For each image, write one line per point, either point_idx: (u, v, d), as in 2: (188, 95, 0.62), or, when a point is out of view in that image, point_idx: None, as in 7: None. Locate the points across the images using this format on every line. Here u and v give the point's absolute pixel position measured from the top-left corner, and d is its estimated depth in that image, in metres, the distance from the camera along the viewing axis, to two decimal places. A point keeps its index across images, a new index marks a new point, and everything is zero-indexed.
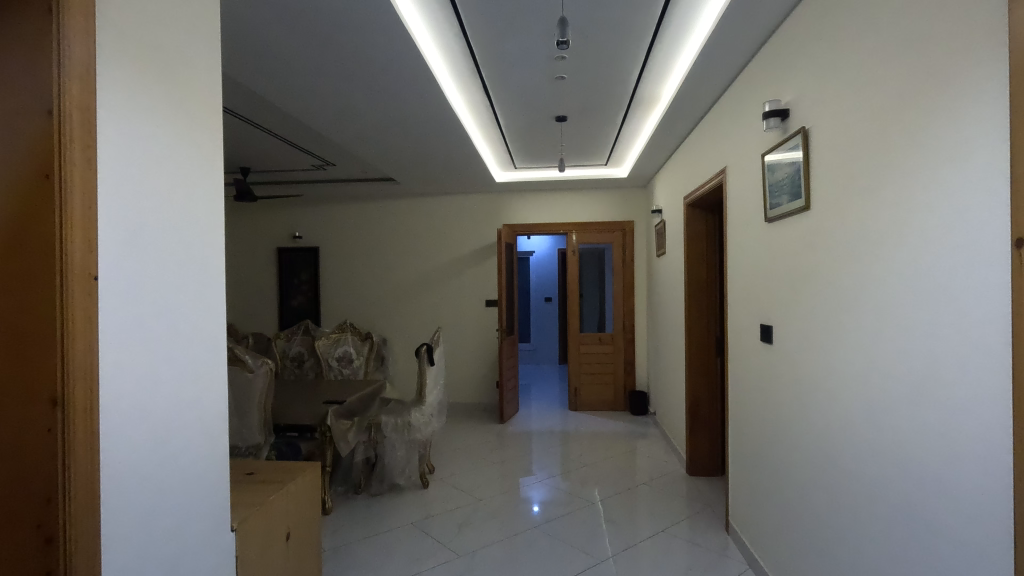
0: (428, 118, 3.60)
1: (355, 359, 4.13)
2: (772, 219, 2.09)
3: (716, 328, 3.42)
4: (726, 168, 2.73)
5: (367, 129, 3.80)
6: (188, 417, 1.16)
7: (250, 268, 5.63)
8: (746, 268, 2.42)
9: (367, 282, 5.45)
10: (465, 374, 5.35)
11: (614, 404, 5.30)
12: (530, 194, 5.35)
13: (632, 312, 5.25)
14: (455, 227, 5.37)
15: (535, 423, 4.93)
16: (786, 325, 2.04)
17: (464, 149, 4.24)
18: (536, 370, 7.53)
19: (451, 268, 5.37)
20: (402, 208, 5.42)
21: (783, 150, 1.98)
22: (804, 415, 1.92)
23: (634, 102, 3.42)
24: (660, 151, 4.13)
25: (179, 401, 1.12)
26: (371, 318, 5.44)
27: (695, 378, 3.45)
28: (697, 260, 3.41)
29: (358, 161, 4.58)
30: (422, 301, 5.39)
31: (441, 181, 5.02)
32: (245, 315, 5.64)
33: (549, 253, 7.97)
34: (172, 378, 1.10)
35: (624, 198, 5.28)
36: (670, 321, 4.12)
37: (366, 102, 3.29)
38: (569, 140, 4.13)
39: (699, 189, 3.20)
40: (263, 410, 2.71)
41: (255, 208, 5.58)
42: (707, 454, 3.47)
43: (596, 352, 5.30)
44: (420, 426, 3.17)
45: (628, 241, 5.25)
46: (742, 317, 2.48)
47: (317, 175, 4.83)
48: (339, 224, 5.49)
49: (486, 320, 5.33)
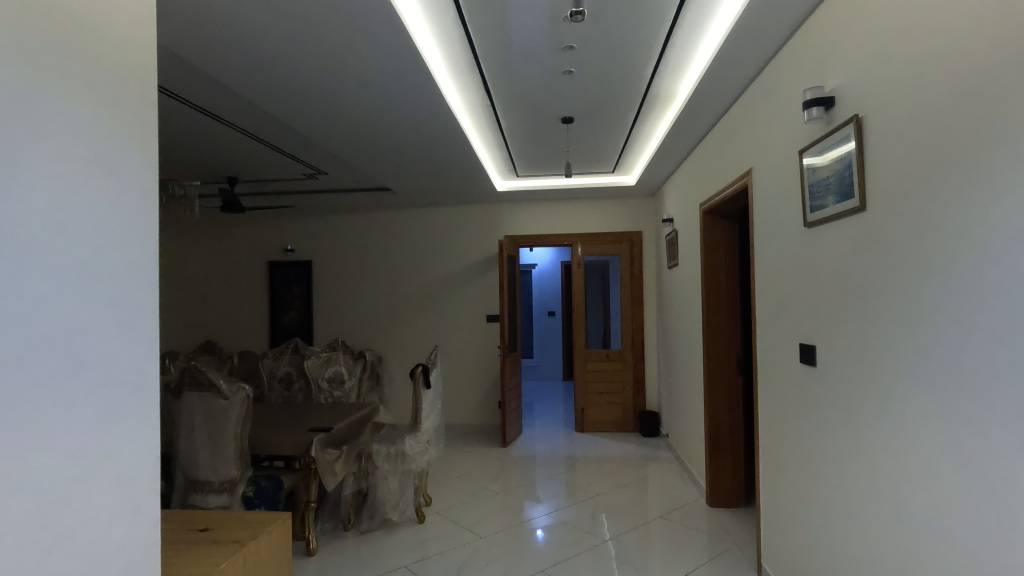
0: (425, 123, 3.36)
1: (347, 379, 3.86)
2: (816, 223, 1.83)
3: (737, 345, 3.15)
4: (752, 169, 2.46)
5: (361, 134, 3.58)
6: (98, 486, 0.88)
7: (239, 284, 5.37)
8: (779, 279, 2.16)
9: (363, 298, 5.20)
10: (465, 393, 5.07)
11: (623, 426, 5.01)
12: (533, 204, 5.11)
13: (641, 328, 4.99)
14: (454, 239, 5.13)
15: (539, 446, 4.64)
16: (832, 347, 1.77)
17: (464, 155, 4.00)
18: (540, 388, 7.25)
19: (451, 282, 5.12)
20: (399, 219, 5.18)
21: (828, 143, 1.72)
22: (857, 451, 1.65)
23: (647, 102, 3.16)
24: (672, 157, 3.88)
25: (80, 468, 0.85)
26: (367, 334, 5.17)
27: (715, 400, 3.17)
28: (716, 272, 3.16)
29: (352, 169, 4.34)
30: (420, 316, 5.13)
31: (441, 190, 4.78)
32: (233, 333, 5.36)
33: (551, 266, 7.74)
34: (68, 439, 0.82)
35: (631, 208, 5.04)
36: (685, 336, 3.85)
37: (358, 105, 3.05)
38: (575, 143, 3.87)
39: (718, 195, 2.97)
40: (239, 439, 2.43)
41: (245, 221, 5.33)
42: (729, 483, 3.18)
43: (604, 369, 5.02)
44: (415, 456, 2.92)
45: (636, 252, 4.99)
46: (775, 333, 2.21)
47: (309, 185, 4.59)
48: (334, 236, 5.24)
49: (487, 337, 5.06)
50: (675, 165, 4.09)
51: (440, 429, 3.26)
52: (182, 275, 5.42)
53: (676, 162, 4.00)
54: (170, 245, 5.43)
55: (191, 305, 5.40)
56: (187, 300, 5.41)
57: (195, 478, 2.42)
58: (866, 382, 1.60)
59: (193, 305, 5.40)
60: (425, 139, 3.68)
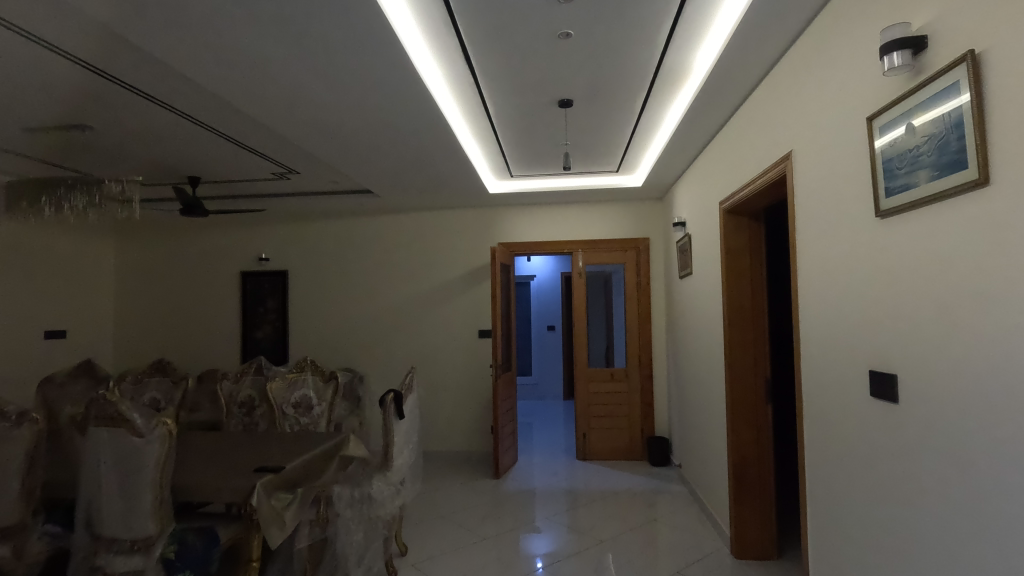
0: (404, 112, 2.91)
1: (315, 405, 3.39)
2: (894, 211, 1.36)
3: (765, 367, 2.69)
4: (788, 153, 1.99)
5: (332, 126, 3.14)
6: None
7: (209, 297, 4.92)
8: (832, 286, 1.70)
9: (344, 311, 4.75)
10: (455, 417, 4.58)
11: (629, 453, 4.52)
12: (529, 209, 4.67)
13: (649, 344, 4.52)
14: (443, 246, 4.69)
15: (536, 478, 4.14)
16: (923, 379, 1.30)
17: (451, 152, 3.56)
18: (539, 408, 6.78)
19: (439, 294, 4.66)
20: (383, 225, 4.75)
21: (917, 100, 1.25)
22: (979, 537, 1.15)
23: (656, 87, 2.71)
24: (685, 151, 3.43)
25: None
26: (347, 352, 4.72)
27: (740, 432, 2.68)
28: (740, 280, 2.71)
29: (327, 168, 3.92)
30: (405, 331, 4.67)
31: (427, 192, 4.35)
32: (201, 351, 4.90)
33: (550, 277, 7.30)
34: None
35: (637, 211, 4.60)
36: (703, 354, 3.38)
37: (323, 90, 2.61)
38: (575, 137, 3.44)
39: (742, 190, 2.52)
40: (159, 487, 1.96)
41: (216, 228, 4.91)
42: (760, 531, 2.68)
43: (608, 390, 4.54)
44: (384, 501, 2.46)
45: (642, 261, 4.54)
46: (828, 356, 1.74)
47: (280, 186, 4.16)
48: (312, 244, 4.81)
49: (479, 354, 4.59)
50: (689, 161, 3.65)
51: (417, 466, 2.81)
52: (148, 288, 4.99)
53: (689, 157, 3.56)
54: (135, 255, 5.01)
55: (157, 321, 4.96)
56: (153, 315, 4.98)
57: (101, 536, 1.95)
58: (985, 433, 1.13)
59: (160, 320, 4.97)
60: (405, 132, 3.24)
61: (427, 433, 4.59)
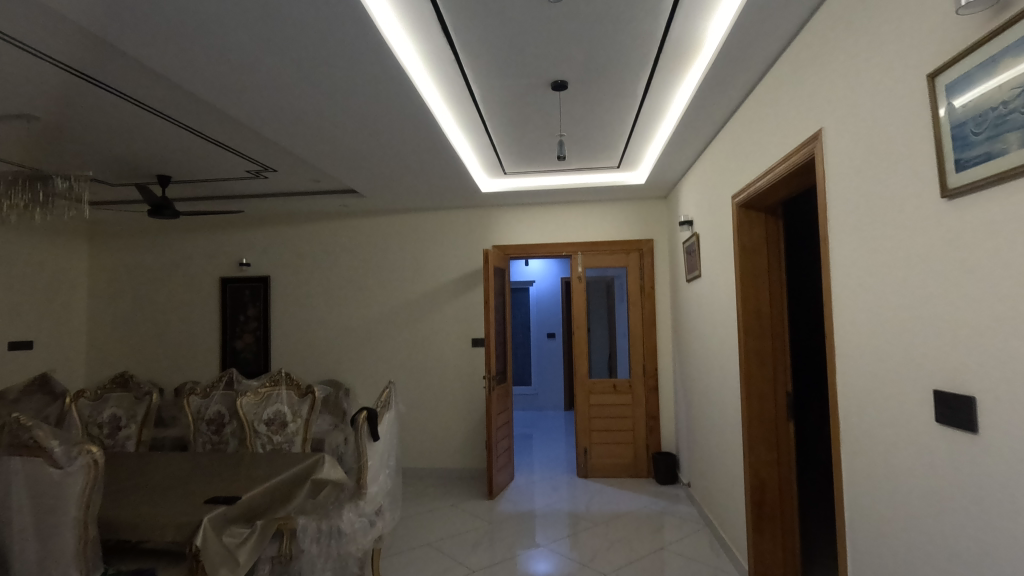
0: (380, 95, 2.63)
1: (289, 422, 3.09)
2: (968, 189, 1.08)
3: (784, 381, 2.42)
4: (816, 132, 1.71)
5: (305, 114, 2.87)
6: None
7: (186, 304, 4.64)
8: (878, 284, 1.41)
9: (329, 319, 4.48)
10: (446, 432, 4.28)
11: (634, 470, 4.21)
12: (525, 209, 4.40)
13: (654, 353, 4.22)
14: (434, 249, 4.41)
15: (533, 498, 3.83)
16: (1012, 401, 1.01)
17: (437, 144, 3.29)
18: (538, 420, 6.47)
19: (429, 300, 4.38)
20: (371, 227, 4.48)
21: (1006, 41, 0.97)
22: None
23: (661, 66, 2.45)
24: (693, 141, 3.15)
25: None
26: (332, 362, 4.44)
27: (759, 454, 2.38)
28: (756, 281, 2.43)
29: (306, 165, 3.65)
30: (393, 340, 4.39)
31: (416, 191, 4.08)
32: (178, 362, 4.62)
33: (550, 283, 7.02)
34: None
35: (640, 211, 4.32)
36: (714, 364, 3.08)
37: (286, 69, 2.33)
38: (572, 127, 3.15)
39: (759, 180, 2.24)
40: (83, 525, 1.67)
41: (194, 231, 4.65)
42: (781, 566, 2.38)
43: (610, 402, 4.25)
44: (355, 534, 2.20)
45: (645, 263, 4.25)
46: (873, 367, 1.44)
47: (257, 185, 3.90)
48: (295, 248, 4.54)
49: (472, 364, 4.30)
50: (696, 153, 3.36)
51: (397, 492, 2.56)
52: (122, 295, 4.73)
53: (698, 148, 3.28)
54: (110, 260, 4.75)
55: (131, 330, 4.70)
56: (128, 323, 4.71)
57: None
58: None
59: (135, 330, 4.70)
60: (386, 121, 2.97)
61: (417, 449, 4.30)
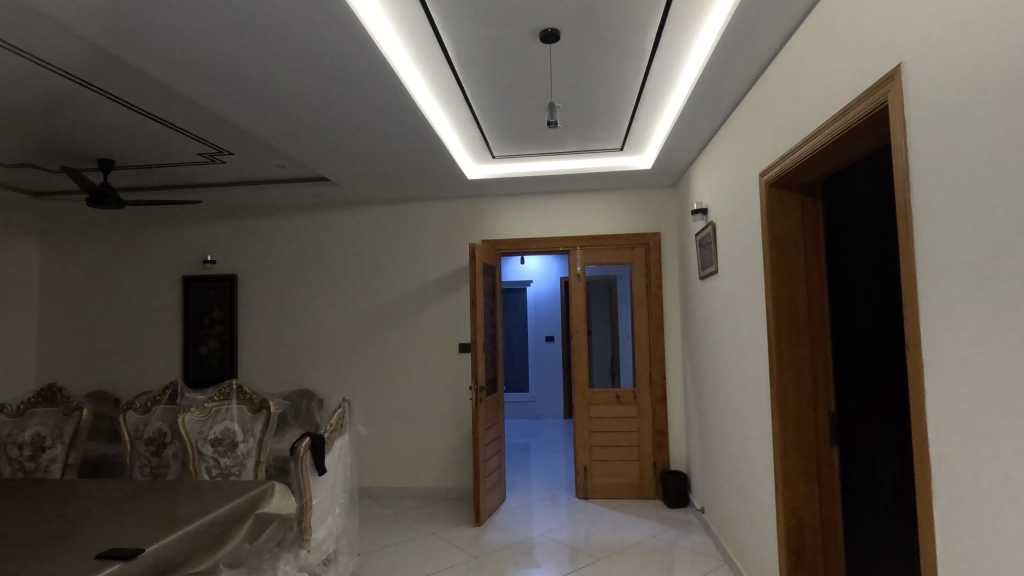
0: (337, 57, 2.18)
1: (240, 442, 2.66)
2: None
3: (825, 397, 1.99)
4: (891, 72, 1.28)
5: (253, 85, 2.43)
6: None
7: (146, 306, 4.22)
8: (1007, 276, 0.97)
9: (302, 322, 4.06)
10: (430, 449, 3.85)
11: (640, 491, 3.77)
12: (518, 199, 3.97)
13: (662, 359, 3.78)
14: (418, 243, 3.98)
15: (526, 524, 3.39)
16: None
17: (413, 121, 2.85)
18: (536, 430, 6.03)
19: (413, 300, 3.95)
20: (349, 219, 4.05)
21: None
22: None
23: (676, 11, 2.01)
24: (710, 112, 2.71)
25: None
26: (305, 370, 4.02)
27: (793, 488, 1.95)
28: (791, 276, 2.00)
29: (268, 148, 3.22)
30: (372, 344, 3.96)
31: (396, 178, 3.65)
32: (136, 370, 4.19)
33: (549, 282, 6.58)
34: None
35: (647, 200, 3.88)
36: (737, 374, 2.64)
37: (213, 17, 1.89)
38: (568, 94, 2.70)
39: (798, 149, 1.80)
40: None
41: (153, 225, 4.22)
42: None
43: (613, 415, 3.81)
44: None
45: (653, 259, 3.81)
46: (999, 393, 0.99)
47: (217, 172, 3.47)
48: (266, 243, 4.11)
49: (460, 372, 3.86)
50: (714, 129, 2.92)
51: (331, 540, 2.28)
52: (76, 295, 4.30)
53: (715, 122, 2.84)
54: (63, 258, 4.33)
55: (86, 334, 4.27)
56: (82, 327, 4.29)
57: None
58: None
59: (90, 335, 4.27)
60: (350, 93, 2.53)
61: (398, 467, 3.87)
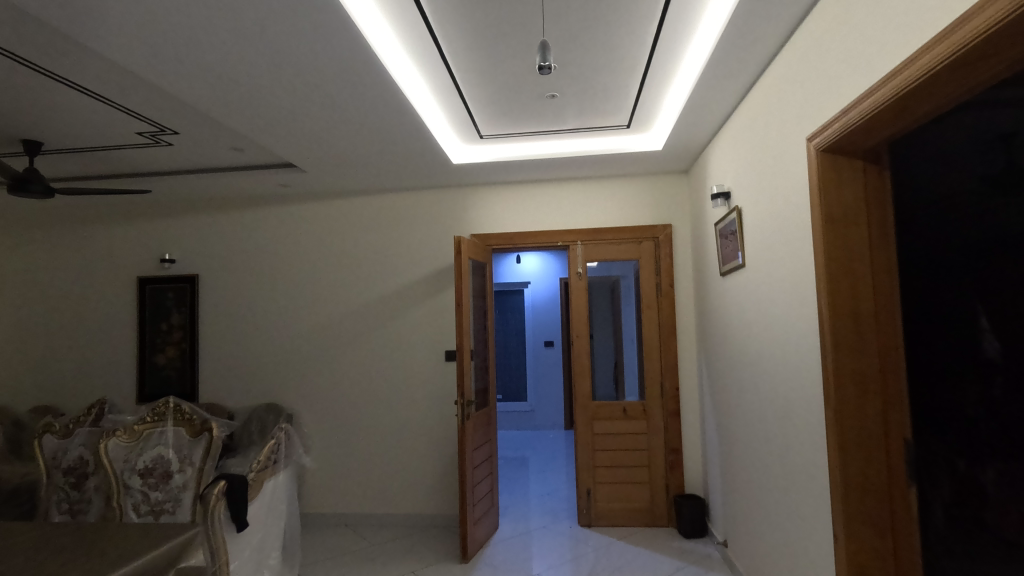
0: (279, 4, 1.75)
1: (175, 472, 2.22)
2: None
3: (899, 423, 1.54)
4: None
5: (184, 47, 2.00)
6: None
7: (97, 310, 3.78)
8: None
9: (270, 328, 3.62)
10: (412, 471, 3.41)
11: (650, 518, 3.32)
12: (511, 189, 3.54)
13: (675, 367, 3.34)
14: (399, 239, 3.55)
15: (520, 560, 2.93)
16: None
17: (383, 93, 2.42)
18: (534, 443, 5.58)
19: (393, 303, 3.51)
20: (322, 213, 3.61)
21: None
22: None
23: None
24: (735, 76, 2.27)
25: None
26: (273, 382, 3.58)
27: (857, 541, 1.51)
28: (851, 265, 1.56)
29: (221, 128, 2.79)
30: (347, 353, 3.53)
31: (372, 165, 3.22)
32: (85, 381, 3.75)
33: (547, 283, 6.14)
34: None
35: (655, 189, 3.45)
36: (767, 387, 2.19)
37: None
38: (565, 53, 2.25)
39: (871, 98, 1.37)
40: None
41: (105, 219, 3.79)
42: None
43: (618, 431, 3.36)
44: None
45: (663, 255, 3.38)
46: None
47: (166, 157, 3.04)
48: (230, 239, 3.68)
49: (446, 383, 3.42)
50: (736, 99, 2.49)
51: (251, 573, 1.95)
52: (21, 298, 3.87)
53: (739, 90, 2.40)
54: (6, 256, 3.89)
55: (30, 341, 3.83)
56: (27, 333, 3.85)
57: None
58: None
59: (36, 343, 3.83)
60: (303, 58, 2.10)
61: (376, 490, 3.42)
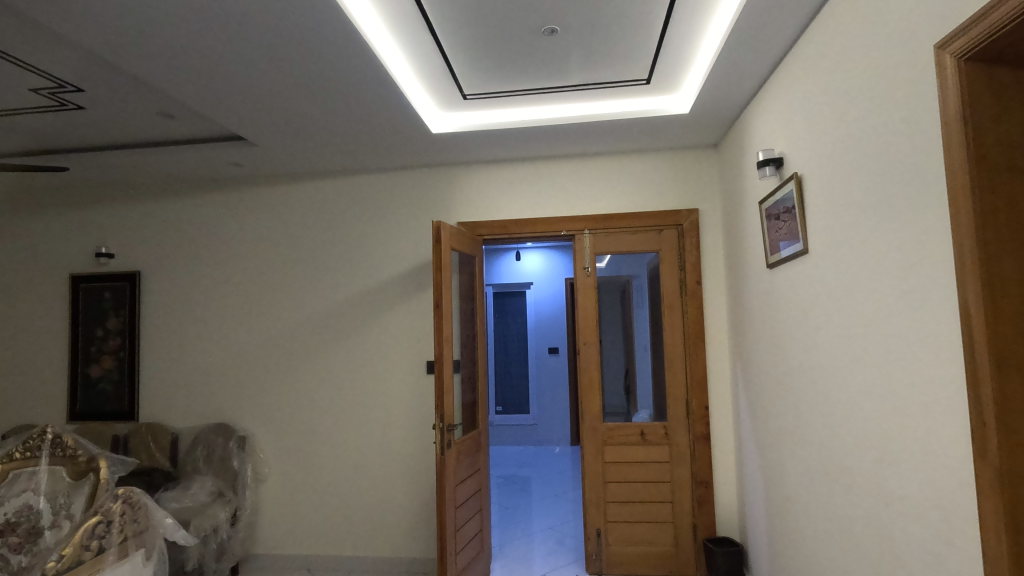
0: None
1: (45, 528, 1.69)
2: None
3: None
4: None
5: None
6: None
7: (25, 311, 3.25)
8: None
9: (221, 335, 3.07)
10: (385, 506, 2.83)
11: (674, 565, 2.73)
12: (505, 167, 2.98)
13: (703, 383, 2.75)
14: (371, 229, 2.99)
15: None
16: None
17: (330, 41, 1.86)
18: (536, 461, 5.00)
19: (365, 305, 2.95)
20: (282, 197, 3.07)
21: None
22: None
23: None
24: (792, 7, 1.68)
25: None
26: (223, 398, 3.03)
27: None
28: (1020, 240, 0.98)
29: (139, 87, 2.24)
30: (310, 363, 2.97)
31: (335, 139, 2.67)
32: (12, 394, 3.22)
33: (552, 283, 5.58)
34: None
35: (676, 168, 2.88)
36: (838, 419, 1.59)
37: None
38: None
39: None
40: None
41: (35, 208, 3.26)
42: None
43: (635, 458, 2.78)
44: None
45: (687, 246, 2.80)
46: None
47: (84, 126, 2.50)
48: (176, 231, 3.14)
49: (425, 403, 2.85)
50: (787, 45, 1.90)
51: None
52: None
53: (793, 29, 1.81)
54: None
55: None
56: None
57: None
58: None
59: None
60: None
61: (343, 528, 2.86)
